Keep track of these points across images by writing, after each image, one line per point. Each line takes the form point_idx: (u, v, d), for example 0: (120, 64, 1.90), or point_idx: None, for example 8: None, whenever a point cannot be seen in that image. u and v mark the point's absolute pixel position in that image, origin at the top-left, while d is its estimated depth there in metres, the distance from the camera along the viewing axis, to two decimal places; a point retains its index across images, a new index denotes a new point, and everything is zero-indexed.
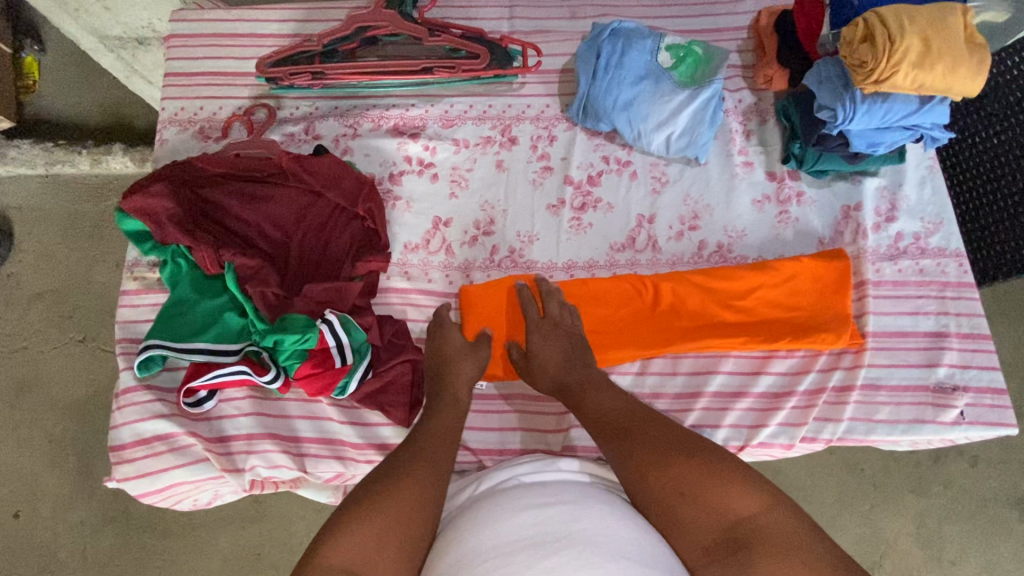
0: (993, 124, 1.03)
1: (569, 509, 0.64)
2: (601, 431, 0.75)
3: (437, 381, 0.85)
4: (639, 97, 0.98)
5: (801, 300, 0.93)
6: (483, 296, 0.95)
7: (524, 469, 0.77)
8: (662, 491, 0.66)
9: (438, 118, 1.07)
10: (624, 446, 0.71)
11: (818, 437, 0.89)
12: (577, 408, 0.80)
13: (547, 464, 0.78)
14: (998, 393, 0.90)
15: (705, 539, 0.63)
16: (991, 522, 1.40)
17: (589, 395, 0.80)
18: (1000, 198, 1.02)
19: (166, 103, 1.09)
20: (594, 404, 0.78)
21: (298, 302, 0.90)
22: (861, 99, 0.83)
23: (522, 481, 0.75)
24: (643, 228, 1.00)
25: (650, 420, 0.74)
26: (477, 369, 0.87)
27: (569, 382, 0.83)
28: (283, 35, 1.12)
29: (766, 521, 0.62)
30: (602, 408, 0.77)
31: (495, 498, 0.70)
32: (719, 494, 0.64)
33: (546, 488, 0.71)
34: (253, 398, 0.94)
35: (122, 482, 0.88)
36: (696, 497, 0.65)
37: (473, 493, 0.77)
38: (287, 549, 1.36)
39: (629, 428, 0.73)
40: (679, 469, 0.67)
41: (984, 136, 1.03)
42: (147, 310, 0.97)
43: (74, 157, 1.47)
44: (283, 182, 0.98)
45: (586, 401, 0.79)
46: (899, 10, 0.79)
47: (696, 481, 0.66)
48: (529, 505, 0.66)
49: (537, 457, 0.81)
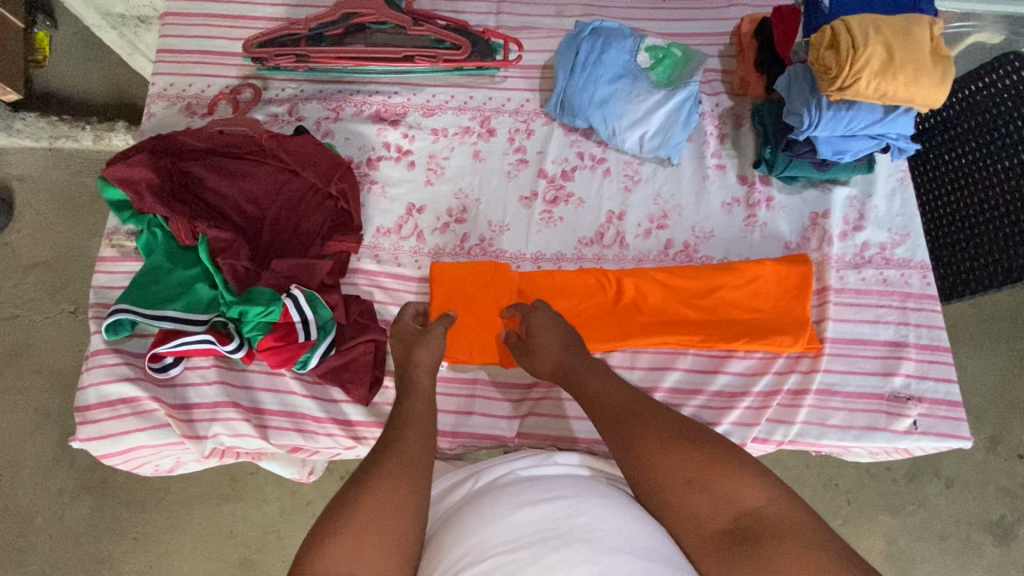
0: (973, 136, 1.01)
1: (568, 503, 0.63)
2: (600, 417, 0.74)
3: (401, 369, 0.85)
4: (615, 95, 1.00)
5: (762, 302, 0.94)
6: (450, 273, 0.96)
7: (522, 463, 0.75)
8: (665, 478, 0.65)
9: (419, 106, 1.09)
10: (625, 431, 0.70)
11: (770, 439, 0.90)
12: (580, 392, 0.78)
13: (545, 458, 0.76)
14: (953, 405, 0.90)
15: (711, 529, 0.62)
16: (963, 544, 1.40)
17: (591, 379, 0.78)
18: (989, 208, 0.98)
19: (156, 79, 1.11)
20: (594, 388, 0.77)
21: (267, 276, 0.93)
22: (827, 106, 0.84)
23: (520, 476, 0.72)
24: (613, 225, 1.02)
25: (650, 409, 0.72)
26: (434, 356, 0.86)
27: (570, 365, 0.81)
28: (275, 18, 1.15)
29: (774, 512, 0.61)
30: (603, 393, 0.75)
31: (494, 495, 0.67)
32: (726, 484, 0.63)
33: (542, 485, 0.68)
34: (218, 368, 0.96)
35: (85, 442, 0.90)
36: (702, 486, 0.63)
37: (470, 490, 0.73)
38: (261, 529, 1.38)
39: (631, 414, 0.71)
40: (683, 456, 0.65)
41: (964, 151, 1.02)
42: (122, 277, 0.99)
43: (78, 132, 1.49)
44: (262, 159, 1.00)
45: (584, 385, 0.78)
46: (869, 18, 0.80)
47: (700, 467, 0.64)
48: (526, 502, 0.64)
49: (534, 452, 0.79)
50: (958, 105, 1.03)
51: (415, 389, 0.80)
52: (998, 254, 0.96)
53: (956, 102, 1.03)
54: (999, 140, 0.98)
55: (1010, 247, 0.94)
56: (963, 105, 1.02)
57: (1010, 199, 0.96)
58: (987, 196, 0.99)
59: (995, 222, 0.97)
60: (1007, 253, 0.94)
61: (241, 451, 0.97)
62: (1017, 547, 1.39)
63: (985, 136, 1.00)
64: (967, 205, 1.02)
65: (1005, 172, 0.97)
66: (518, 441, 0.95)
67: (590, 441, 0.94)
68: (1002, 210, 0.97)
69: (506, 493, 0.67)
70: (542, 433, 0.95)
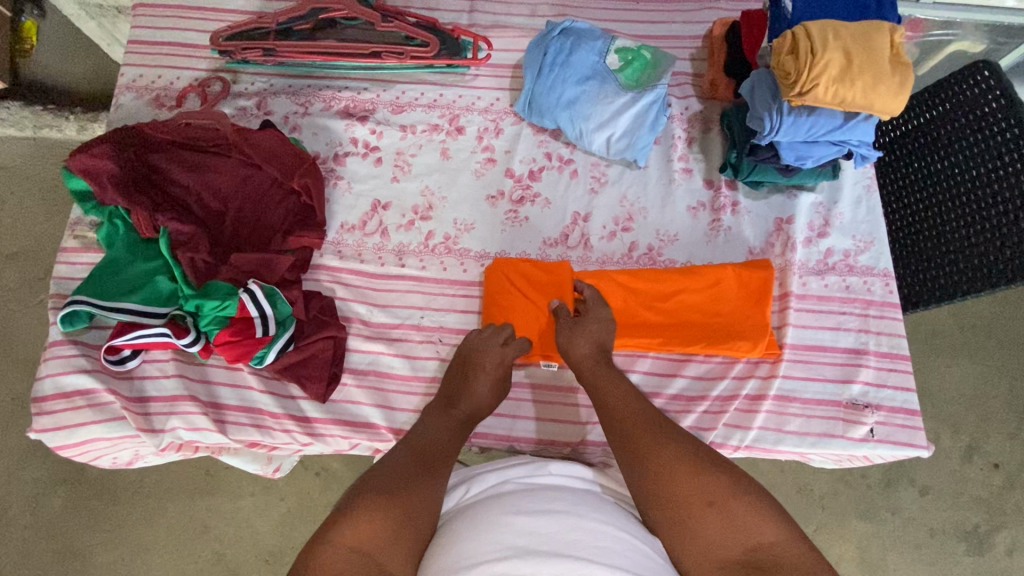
0: (961, 137, 0.97)
1: (560, 518, 0.63)
2: (616, 430, 0.75)
3: (461, 378, 0.86)
4: (583, 97, 0.99)
5: (722, 306, 0.93)
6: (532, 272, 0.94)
7: (517, 471, 0.74)
8: (686, 499, 0.65)
9: (388, 103, 1.09)
10: (641, 446, 0.71)
11: (726, 444, 0.89)
12: (599, 398, 0.79)
13: (538, 468, 0.75)
14: (910, 414, 0.90)
15: (722, 554, 0.62)
16: (936, 553, 1.39)
17: (614, 392, 0.78)
18: (977, 210, 0.95)
19: (125, 70, 1.11)
20: (614, 397, 0.78)
21: (225, 270, 0.92)
22: (788, 111, 0.83)
23: (516, 484, 0.71)
24: (578, 226, 1.01)
25: (670, 430, 0.72)
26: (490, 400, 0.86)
27: (592, 373, 0.82)
28: (247, 12, 1.14)
29: (790, 551, 0.61)
30: (624, 409, 0.76)
31: (489, 505, 0.67)
32: (746, 515, 0.63)
33: (538, 496, 0.68)
34: (176, 361, 0.95)
35: (39, 433, 0.89)
36: (720, 512, 0.64)
37: (463, 497, 0.73)
38: (231, 522, 1.37)
39: (650, 430, 0.72)
40: (705, 480, 0.66)
41: (949, 153, 0.99)
42: (83, 268, 0.99)
43: (61, 122, 1.48)
44: (227, 153, 1.00)
45: (604, 398, 0.79)
46: (827, 24, 0.80)
47: (720, 493, 0.65)
48: (523, 511, 0.64)
49: (530, 459, 0.78)
50: (942, 106, 1.00)
51: (450, 433, 0.79)
52: (982, 259, 0.93)
53: (942, 104, 1.00)
54: (990, 140, 0.94)
55: (1002, 250, 0.91)
56: (952, 105, 0.99)
57: (1001, 200, 0.92)
58: (976, 197, 0.95)
59: (984, 224, 0.93)
60: (994, 257, 0.91)
61: (200, 446, 0.96)
62: (990, 556, 1.39)
63: (971, 137, 0.96)
64: (953, 206, 0.98)
65: (998, 172, 0.93)
66: (474, 441, 0.93)
67: (548, 442, 0.93)
68: (993, 212, 0.93)
69: (500, 502, 0.67)
70: (498, 433, 0.93)
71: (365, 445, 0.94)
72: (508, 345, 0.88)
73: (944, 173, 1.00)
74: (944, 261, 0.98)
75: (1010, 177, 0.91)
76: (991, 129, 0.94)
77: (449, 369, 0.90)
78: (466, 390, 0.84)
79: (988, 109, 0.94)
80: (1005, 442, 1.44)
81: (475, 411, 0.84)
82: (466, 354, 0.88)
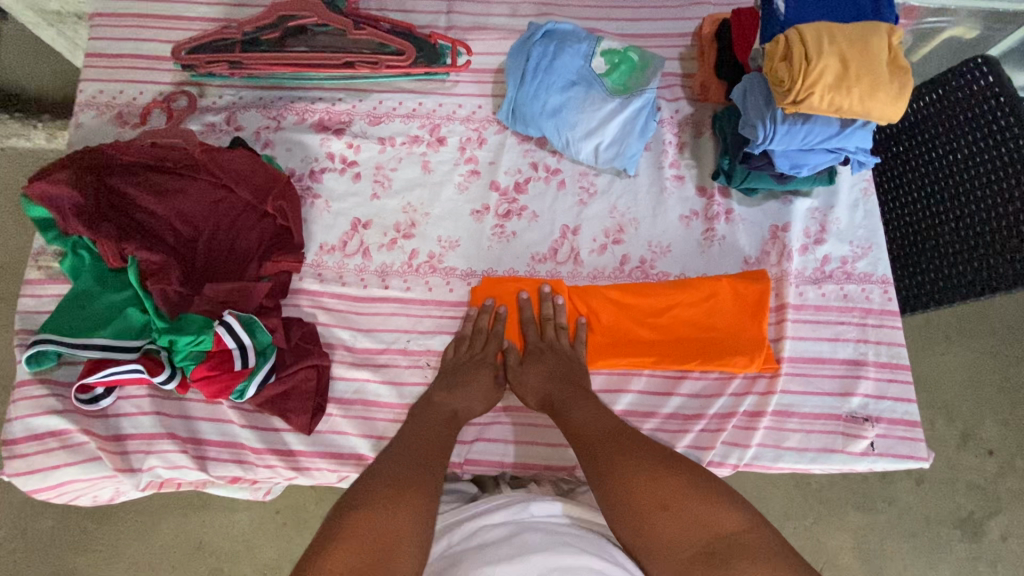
0: (957, 134, 0.93)
1: (538, 560, 0.58)
2: (584, 444, 0.72)
3: (451, 380, 0.86)
4: (567, 104, 0.95)
5: (717, 320, 0.90)
6: (506, 281, 0.93)
7: (497, 516, 0.68)
8: (645, 502, 0.63)
9: (365, 114, 1.04)
10: (601, 458, 0.69)
11: (725, 462, 0.87)
12: (563, 424, 0.77)
13: (520, 510, 0.68)
14: (911, 426, 0.88)
15: (680, 554, 0.61)
16: (933, 541, 1.39)
17: (576, 411, 0.77)
18: (978, 209, 0.90)
19: (84, 86, 1.05)
20: (576, 419, 0.76)
21: (199, 301, 0.88)
22: (781, 119, 0.80)
23: (497, 529, 0.66)
24: (567, 240, 0.98)
25: (627, 436, 0.71)
26: (483, 404, 0.85)
27: (555, 396, 0.81)
28: (212, 19, 1.08)
29: (749, 538, 0.60)
30: (584, 424, 0.75)
31: (468, 556, 0.62)
32: (701, 510, 0.62)
33: (517, 539, 0.63)
34: (153, 397, 0.91)
35: (11, 478, 0.85)
36: (677, 512, 0.62)
37: (449, 542, 0.67)
38: (228, 538, 1.35)
39: (611, 438, 0.71)
40: (661, 481, 0.65)
41: (949, 150, 0.94)
42: (50, 302, 0.94)
43: (30, 131, 1.38)
44: (195, 174, 0.94)
45: (570, 416, 0.77)
46: (822, 27, 0.76)
47: (676, 492, 0.63)
48: (496, 560, 0.59)
49: (512, 499, 0.72)
50: (944, 99, 0.95)
51: (430, 434, 0.77)
52: (981, 260, 0.89)
53: (940, 98, 0.96)
54: (989, 138, 0.90)
55: (1002, 252, 0.87)
56: (949, 101, 0.95)
57: (1001, 201, 0.88)
58: (976, 196, 0.91)
59: (985, 224, 0.89)
60: (996, 259, 0.88)
61: (183, 482, 0.93)
62: (986, 543, 1.39)
63: (974, 132, 0.91)
64: (952, 206, 0.94)
65: (997, 171, 0.89)
66: (466, 469, 0.90)
67: (542, 467, 0.90)
68: (994, 212, 0.89)
69: (478, 553, 0.62)
70: (490, 460, 0.90)
71: (353, 476, 0.91)
72: (490, 343, 0.89)
73: (944, 169, 0.95)
74: (943, 263, 0.95)
75: (1011, 176, 0.87)
76: (994, 123, 0.89)
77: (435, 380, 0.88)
78: (455, 388, 0.84)
79: (990, 103, 0.90)
80: (998, 429, 1.44)
81: (463, 412, 0.83)
82: (454, 365, 0.88)
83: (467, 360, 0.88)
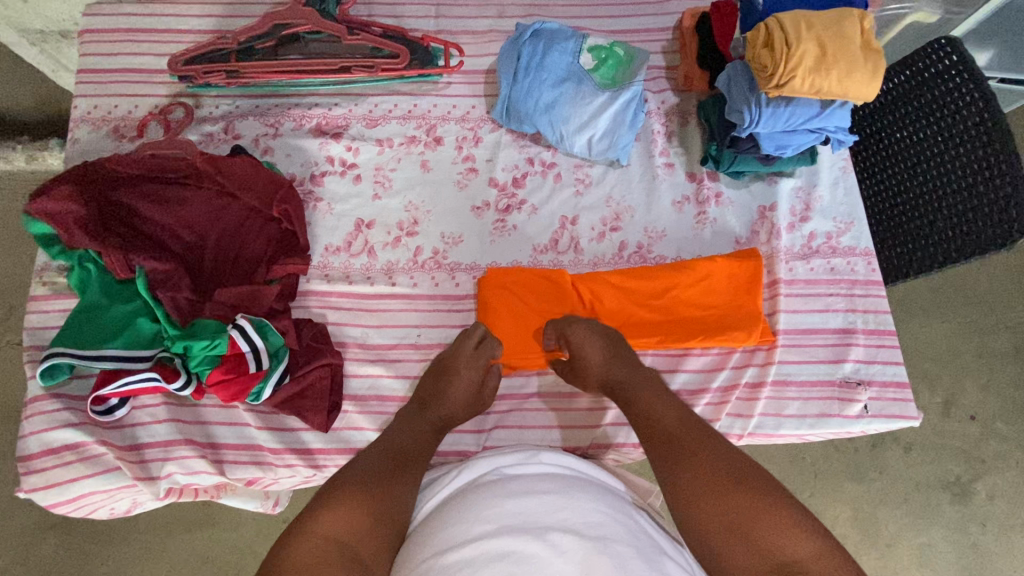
0: (923, 114, 0.98)
1: (549, 499, 0.56)
2: (655, 437, 0.70)
3: (432, 388, 0.84)
4: (560, 100, 0.98)
5: (714, 299, 0.94)
6: (522, 275, 0.94)
7: (506, 461, 0.67)
8: (707, 519, 0.60)
9: (361, 118, 1.06)
10: (671, 458, 0.66)
11: (730, 432, 0.92)
12: (635, 411, 0.75)
13: (528, 456, 0.68)
14: (900, 387, 0.93)
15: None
16: (924, 505, 1.46)
17: (650, 402, 0.74)
18: (946, 182, 0.95)
19: (78, 102, 1.05)
20: (647, 410, 0.73)
21: (211, 307, 0.89)
22: (766, 103, 0.84)
23: (505, 472, 0.64)
24: (566, 230, 1.01)
25: (703, 434, 0.67)
26: (466, 408, 0.85)
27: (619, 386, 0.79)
28: (204, 31, 1.10)
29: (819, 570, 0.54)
30: (654, 415, 0.72)
31: (474, 492, 0.61)
32: (769, 533, 0.57)
33: (527, 481, 0.61)
34: (168, 405, 0.92)
35: (29, 493, 0.85)
36: (747, 535, 0.58)
37: (452, 485, 0.67)
38: (235, 549, 1.34)
39: (676, 440, 0.67)
40: (727, 497, 0.60)
41: (917, 128, 1.00)
42: (58, 317, 0.94)
43: (8, 152, 1.35)
44: (199, 183, 0.95)
45: (641, 403, 0.75)
46: (800, 15, 0.81)
47: (743, 512, 0.59)
48: (509, 493, 0.58)
49: (522, 448, 0.71)
50: (908, 83, 1.00)
51: (417, 440, 0.76)
52: (963, 226, 0.92)
53: (907, 80, 1.01)
54: (951, 115, 0.94)
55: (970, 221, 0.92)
56: (914, 82, 0.99)
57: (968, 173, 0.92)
58: (953, 166, 0.94)
59: (952, 196, 0.94)
60: (964, 229, 0.93)
61: (200, 488, 0.94)
62: (974, 504, 1.46)
63: (938, 112, 0.96)
64: (921, 181, 0.99)
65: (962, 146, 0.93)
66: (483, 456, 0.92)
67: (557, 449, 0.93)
68: (965, 183, 0.92)
69: (489, 488, 0.60)
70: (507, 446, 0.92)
71: None
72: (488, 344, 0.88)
73: (913, 146, 1.01)
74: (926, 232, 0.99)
75: (989, 143, 0.89)
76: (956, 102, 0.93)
77: (424, 376, 0.88)
78: (439, 395, 0.83)
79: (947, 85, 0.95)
80: (979, 394, 1.51)
81: (448, 419, 0.83)
82: (445, 361, 0.87)
83: (457, 359, 0.86)
